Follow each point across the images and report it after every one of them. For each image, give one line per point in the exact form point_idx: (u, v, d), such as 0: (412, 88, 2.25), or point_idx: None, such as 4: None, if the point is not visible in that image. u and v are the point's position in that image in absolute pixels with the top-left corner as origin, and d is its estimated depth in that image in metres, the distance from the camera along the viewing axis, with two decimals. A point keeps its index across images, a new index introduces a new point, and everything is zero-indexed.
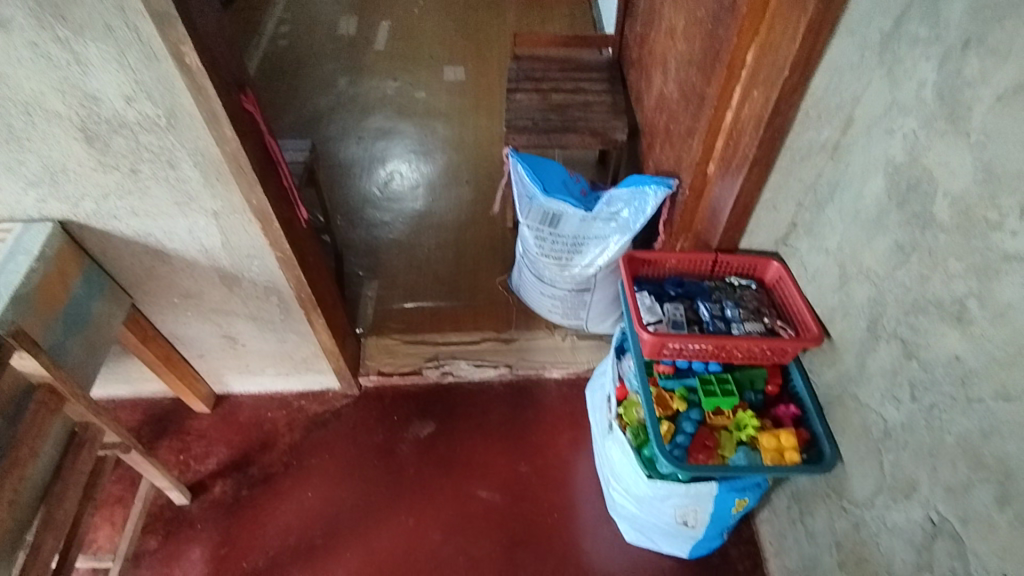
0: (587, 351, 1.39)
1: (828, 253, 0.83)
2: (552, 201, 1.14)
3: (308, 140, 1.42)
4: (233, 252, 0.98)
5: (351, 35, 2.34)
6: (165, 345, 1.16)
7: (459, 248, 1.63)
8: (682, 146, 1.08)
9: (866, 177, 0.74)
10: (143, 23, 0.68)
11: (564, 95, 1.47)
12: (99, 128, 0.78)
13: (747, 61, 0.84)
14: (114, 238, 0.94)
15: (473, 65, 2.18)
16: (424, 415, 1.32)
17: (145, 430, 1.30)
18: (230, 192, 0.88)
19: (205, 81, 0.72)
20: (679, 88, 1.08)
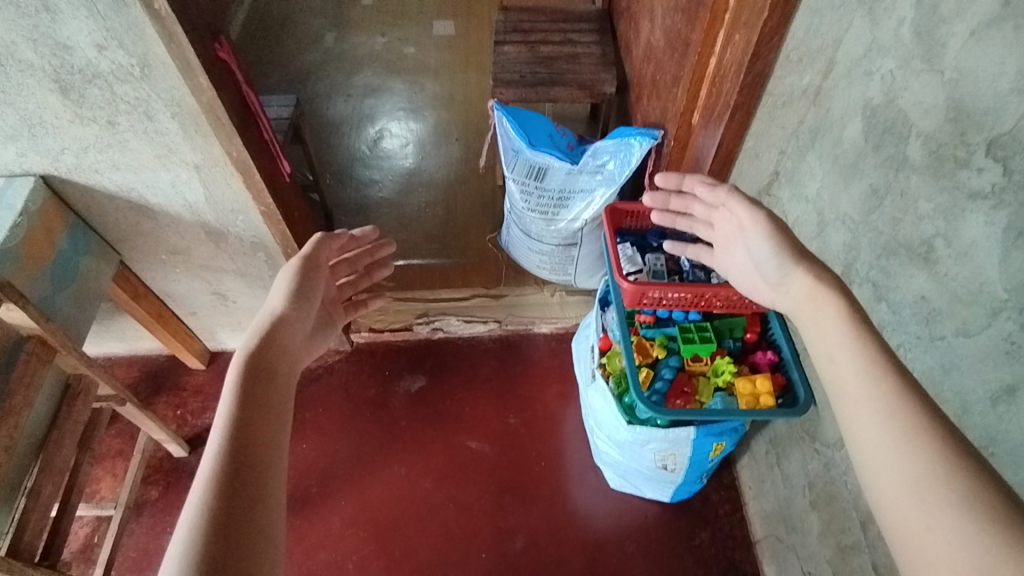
0: (576, 307, 1.40)
1: (808, 201, 0.83)
2: (537, 154, 1.14)
3: (292, 96, 1.40)
4: (217, 207, 0.98)
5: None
6: (156, 302, 1.18)
7: (449, 206, 1.62)
8: (668, 96, 1.07)
9: (846, 121, 0.74)
10: None
11: (553, 47, 1.44)
12: (73, 79, 0.78)
13: (730, 4, 0.82)
14: (98, 193, 0.95)
15: (463, 19, 2.13)
16: (415, 369, 1.35)
17: (142, 386, 1.33)
18: (210, 143, 0.88)
19: (176, 27, 0.71)
20: (665, 36, 1.06)
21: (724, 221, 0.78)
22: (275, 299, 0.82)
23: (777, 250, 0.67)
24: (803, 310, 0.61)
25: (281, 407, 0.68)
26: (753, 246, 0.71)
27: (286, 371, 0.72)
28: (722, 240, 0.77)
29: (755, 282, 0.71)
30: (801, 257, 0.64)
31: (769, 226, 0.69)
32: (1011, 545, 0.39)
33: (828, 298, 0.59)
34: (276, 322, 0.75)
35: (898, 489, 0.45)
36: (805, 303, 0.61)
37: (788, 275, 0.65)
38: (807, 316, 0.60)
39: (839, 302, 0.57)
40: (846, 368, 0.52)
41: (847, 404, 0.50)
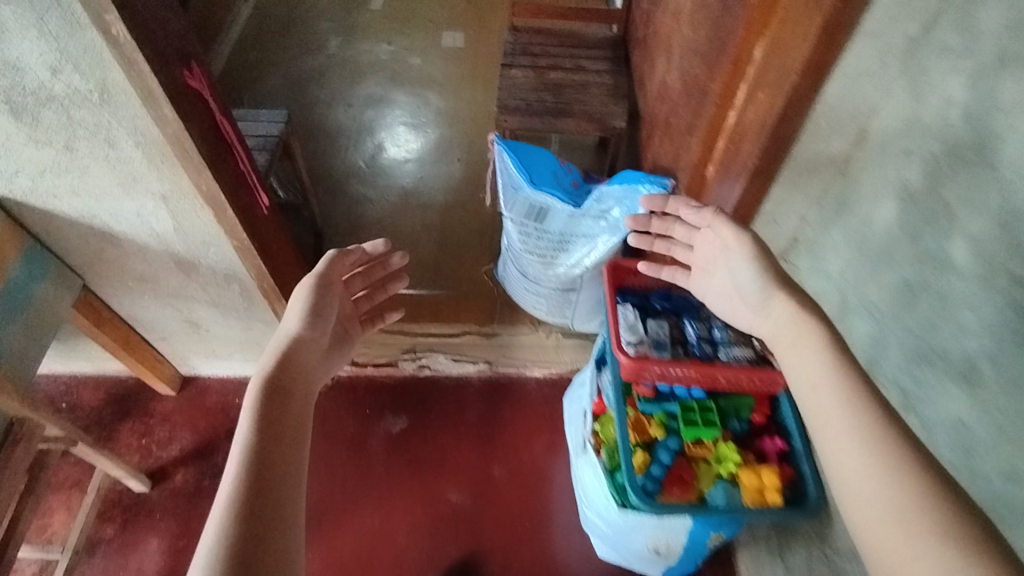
0: (572, 351, 1.33)
1: (829, 278, 0.76)
2: (538, 194, 1.06)
3: (284, 110, 1.30)
4: (187, 239, 0.90)
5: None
6: (123, 327, 1.10)
7: (445, 231, 1.55)
8: (681, 142, 0.99)
9: (877, 201, 0.66)
10: None
11: (563, 73, 1.36)
12: (25, 100, 0.69)
13: (754, 56, 0.74)
14: (58, 219, 0.86)
15: (473, 31, 2.05)
16: (397, 409, 1.27)
17: (107, 410, 1.26)
18: (177, 175, 0.79)
19: (136, 55, 0.63)
20: (682, 78, 0.98)
21: (703, 244, 0.83)
22: (289, 319, 0.84)
23: (759, 274, 0.74)
24: (783, 340, 0.69)
25: (296, 429, 0.71)
26: (732, 268, 0.77)
27: (297, 393, 0.76)
28: (702, 261, 0.83)
29: (734, 303, 0.78)
30: (784, 283, 0.72)
31: (751, 248, 0.75)
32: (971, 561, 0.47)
33: (809, 332, 0.67)
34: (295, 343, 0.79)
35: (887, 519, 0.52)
36: (783, 334, 0.69)
37: (767, 298, 0.72)
38: (788, 346, 0.68)
39: (820, 339, 0.66)
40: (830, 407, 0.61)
41: (833, 439, 0.59)
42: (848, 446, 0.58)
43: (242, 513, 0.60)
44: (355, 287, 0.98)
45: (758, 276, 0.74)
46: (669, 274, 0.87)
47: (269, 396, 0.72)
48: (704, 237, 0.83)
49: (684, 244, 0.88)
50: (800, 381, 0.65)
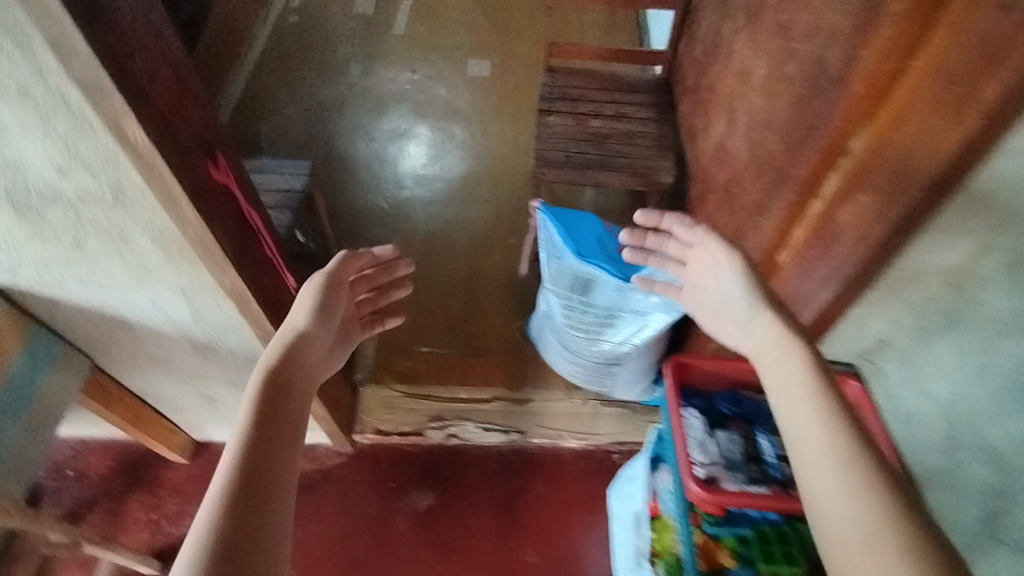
0: (610, 422, 1.24)
1: (933, 401, 0.67)
2: (584, 266, 0.97)
3: (307, 161, 1.21)
4: (206, 326, 0.82)
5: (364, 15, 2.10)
6: (135, 402, 1.02)
7: (473, 281, 1.46)
8: (747, 218, 0.90)
9: (1007, 334, 0.57)
10: (70, 92, 0.48)
11: (604, 121, 1.27)
12: (28, 198, 0.60)
13: (853, 152, 0.65)
14: (64, 306, 0.78)
15: (500, 59, 1.96)
16: (423, 483, 1.19)
17: (115, 479, 1.18)
18: (197, 270, 0.70)
19: (157, 162, 0.54)
20: (749, 149, 0.89)
21: (697, 262, 0.73)
22: (293, 317, 0.75)
23: (750, 292, 0.66)
24: (769, 361, 0.61)
25: (295, 433, 0.61)
26: (725, 288, 0.69)
27: (299, 393, 0.66)
28: (694, 277, 0.73)
29: (723, 323, 0.68)
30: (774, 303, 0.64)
31: (744, 267, 0.67)
32: None
33: (793, 352, 0.60)
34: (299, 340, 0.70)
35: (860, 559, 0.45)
36: (770, 354, 0.61)
37: (755, 318, 0.64)
38: (768, 370, 0.60)
39: (807, 367, 0.58)
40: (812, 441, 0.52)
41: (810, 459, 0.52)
42: (827, 487, 0.50)
43: (224, 536, 0.50)
44: (361, 289, 0.87)
45: (750, 295, 0.65)
46: (660, 290, 0.78)
47: (267, 397, 0.62)
48: (696, 254, 0.73)
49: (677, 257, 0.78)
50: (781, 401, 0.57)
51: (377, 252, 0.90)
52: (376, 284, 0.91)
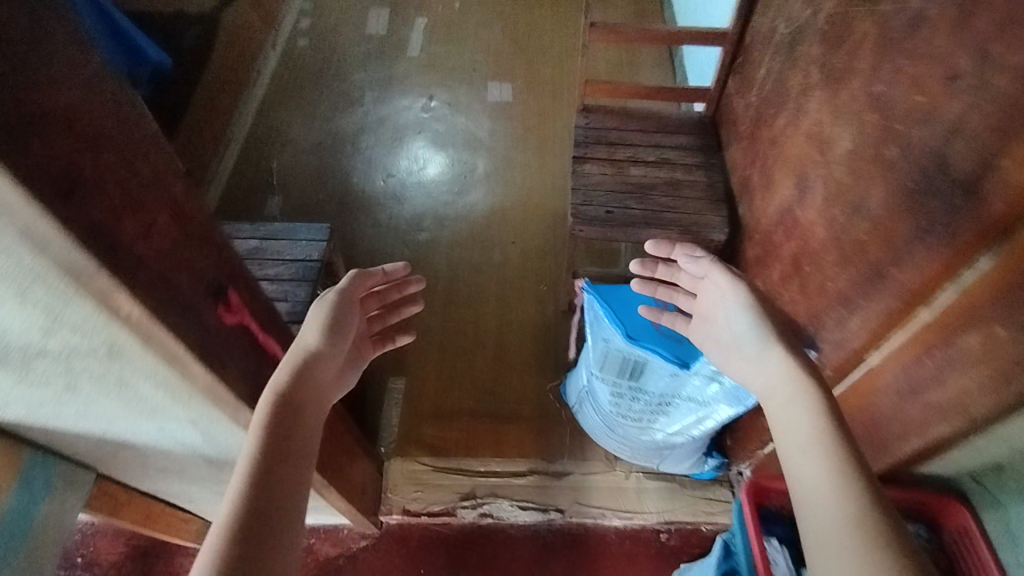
0: (657, 499, 1.14)
1: None
2: (633, 349, 0.87)
3: (324, 223, 1.11)
4: (220, 446, 0.73)
5: (377, 38, 2.01)
6: (145, 501, 0.94)
7: (502, 335, 1.37)
8: (824, 305, 0.80)
9: None
10: (43, 271, 0.39)
11: (645, 169, 1.17)
12: (9, 353, 0.51)
13: (984, 267, 0.54)
14: (61, 433, 0.69)
15: (522, 83, 1.86)
16: (456, 570, 1.10)
17: (127, 568, 1.10)
18: (208, 409, 0.60)
19: (155, 328, 0.45)
20: (828, 227, 0.78)
21: (704, 291, 0.77)
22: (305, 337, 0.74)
23: (758, 324, 0.68)
24: (777, 396, 0.63)
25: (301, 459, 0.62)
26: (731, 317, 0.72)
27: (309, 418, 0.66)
28: (704, 308, 0.77)
29: (731, 353, 0.71)
30: (783, 337, 0.66)
31: (749, 297, 0.71)
32: None
33: (803, 389, 0.61)
34: (306, 365, 0.69)
35: None
36: (780, 388, 0.63)
37: (766, 351, 0.66)
38: (778, 403, 0.62)
39: (815, 400, 0.60)
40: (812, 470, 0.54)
41: (810, 492, 0.54)
42: (833, 523, 0.51)
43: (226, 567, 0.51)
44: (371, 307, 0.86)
45: (759, 327, 0.68)
46: (669, 320, 0.82)
47: (276, 421, 0.63)
48: (705, 284, 0.77)
49: (687, 290, 0.82)
50: (788, 438, 0.58)
51: (389, 269, 0.88)
52: (387, 301, 0.90)
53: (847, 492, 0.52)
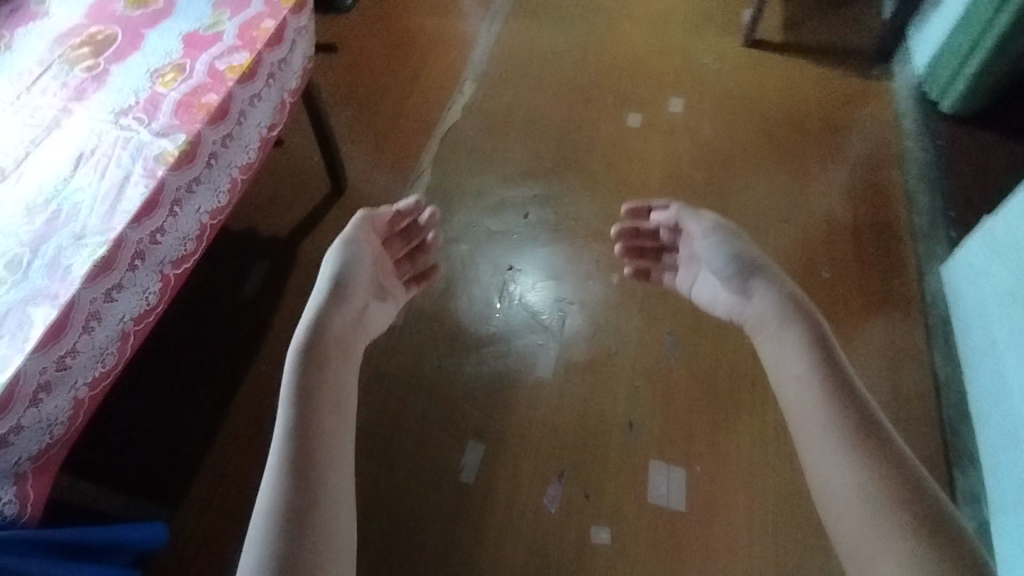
0: None
1: None
2: None
3: None
4: None
5: (513, 346, 1.42)
6: None
7: None
8: None
9: None
10: None
11: None
12: None
13: None
14: None
15: (702, 470, 1.24)
16: None
17: None
18: None
19: None
20: None
21: (683, 243, 1.21)
22: (318, 293, 1.04)
23: (729, 266, 1.08)
24: (768, 325, 1.01)
25: (332, 405, 0.88)
26: (708, 257, 1.11)
27: (330, 356, 0.95)
28: (687, 261, 1.19)
29: (718, 290, 1.11)
30: (753, 274, 1.05)
31: (721, 242, 1.10)
32: (850, 460, 0.79)
33: (790, 334, 0.97)
34: (329, 305, 1.01)
35: (829, 471, 0.80)
36: (768, 318, 1.01)
37: (752, 291, 1.05)
38: (772, 330, 1.00)
39: (796, 330, 0.97)
40: (797, 391, 0.89)
41: (803, 422, 0.86)
42: (811, 420, 0.85)
43: (288, 466, 0.79)
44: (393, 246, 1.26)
45: (738, 271, 1.06)
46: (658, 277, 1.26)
47: (303, 365, 0.91)
48: (691, 243, 1.17)
49: (673, 249, 1.25)
50: (794, 378, 0.91)
51: (402, 207, 1.25)
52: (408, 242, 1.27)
53: (820, 402, 0.85)
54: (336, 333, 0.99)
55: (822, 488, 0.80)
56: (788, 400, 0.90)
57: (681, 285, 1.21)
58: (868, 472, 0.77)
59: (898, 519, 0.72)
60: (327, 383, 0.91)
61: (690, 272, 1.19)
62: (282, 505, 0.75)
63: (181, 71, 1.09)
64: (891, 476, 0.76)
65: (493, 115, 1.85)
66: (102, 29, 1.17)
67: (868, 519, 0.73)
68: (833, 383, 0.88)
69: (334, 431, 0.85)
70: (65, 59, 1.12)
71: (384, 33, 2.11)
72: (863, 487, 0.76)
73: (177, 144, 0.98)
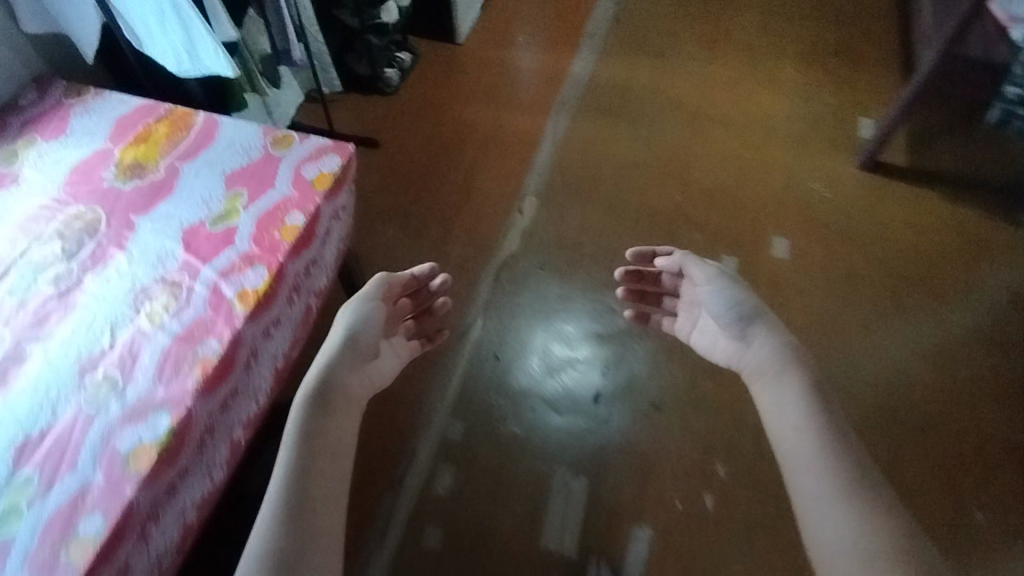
0: None
1: None
2: None
3: None
4: None
5: None
6: None
7: None
8: None
9: None
10: None
11: None
12: None
13: None
14: None
15: None
16: None
17: None
18: None
19: None
20: None
21: (686, 287, 1.04)
22: (332, 336, 0.87)
23: (733, 306, 0.91)
24: (766, 372, 0.85)
25: (335, 456, 0.73)
26: (705, 301, 0.96)
27: (339, 407, 0.79)
28: (689, 305, 1.03)
29: (716, 333, 0.95)
30: (754, 317, 0.89)
31: (721, 277, 0.94)
32: (849, 515, 0.64)
33: (793, 378, 0.81)
34: (344, 345, 0.85)
35: (824, 535, 0.64)
36: (767, 365, 0.85)
37: (749, 331, 0.89)
38: (770, 377, 0.84)
39: (799, 376, 0.81)
40: (793, 441, 0.74)
41: (796, 472, 0.71)
42: (806, 473, 0.70)
43: (282, 512, 0.64)
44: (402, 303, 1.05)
45: (737, 311, 0.90)
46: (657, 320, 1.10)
47: (309, 411, 0.76)
48: (688, 285, 1.03)
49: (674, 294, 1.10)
50: (791, 424, 0.75)
51: (417, 271, 1.03)
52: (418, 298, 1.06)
53: (823, 453, 0.70)
54: (349, 381, 0.83)
55: (816, 540, 0.65)
56: (781, 445, 0.75)
57: (677, 330, 1.06)
58: (865, 520, 0.63)
59: (898, 567, 0.59)
60: (333, 432, 0.76)
61: (688, 317, 1.03)
62: (273, 551, 0.61)
63: (175, 294, 0.81)
64: (893, 539, 0.62)
65: (559, 251, 1.57)
66: (83, 211, 0.90)
67: (866, 572, 0.60)
68: (837, 432, 0.73)
69: (335, 488, 0.70)
70: (29, 259, 0.85)
71: (433, 126, 1.82)
72: (862, 537, 0.62)
73: (156, 435, 0.70)
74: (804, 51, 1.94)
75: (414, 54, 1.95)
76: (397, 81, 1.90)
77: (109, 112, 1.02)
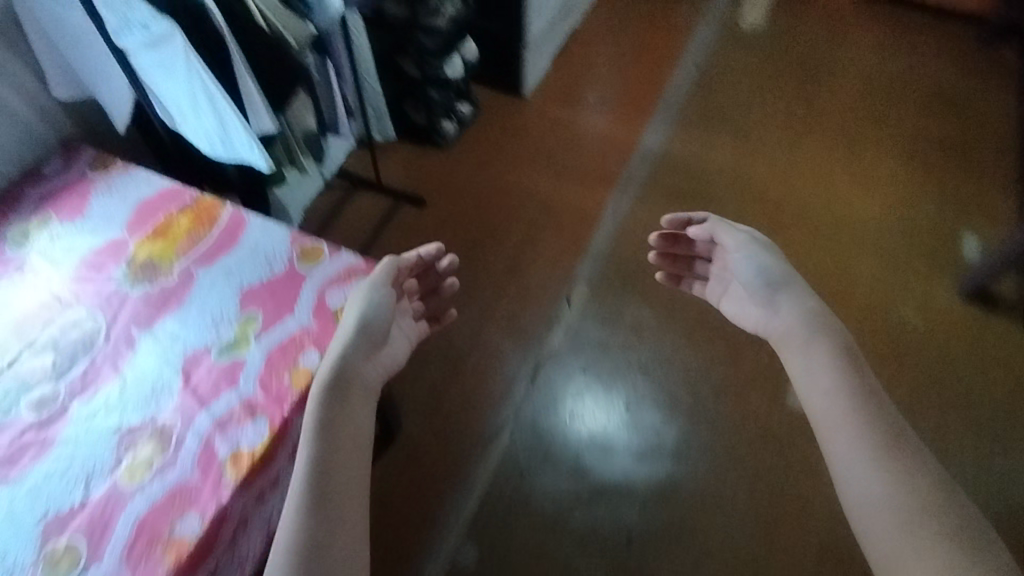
0: None
1: None
2: None
3: None
4: None
5: None
6: None
7: None
8: None
9: None
10: None
11: None
12: None
13: None
14: None
15: None
16: None
17: None
18: None
19: None
20: None
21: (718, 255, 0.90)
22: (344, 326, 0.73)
23: (763, 274, 0.80)
24: (793, 335, 0.73)
25: (357, 438, 0.62)
26: (738, 270, 0.84)
27: (360, 397, 0.66)
28: (720, 269, 0.89)
29: (744, 298, 0.83)
30: (784, 283, 0.79)
31: (758, 249, 0.83)
32: (893, 480, 0.56)
33: (822, 336, 0.71)
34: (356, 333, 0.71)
35: (866, 501, 0.56)
36: (795, 330, 0.73)
37: (778, 296, 0.78)
38: (798, 341, 0.72)
39: (830, 340, 0.70)
40: (823, 401, 0.65)
41: (826, 432, 0.63)
42: (842, 434, 0.61)
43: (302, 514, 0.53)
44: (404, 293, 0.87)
45: (768, 278, 0.80)
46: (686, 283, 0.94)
47: (326, 399, 0.63)
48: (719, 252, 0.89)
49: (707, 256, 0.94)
50: (817, 382, 0.66)
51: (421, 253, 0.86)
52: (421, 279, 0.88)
53: (858, 416, 0.62)
54: (366, 368, 0.68)
55: (853, 503, 0.57)
56: (811, 409, 0.66)
57: (707, 294, 0.91)
58: (904, 476, 0.56)
59: (941, 523, 0.53)
60: (353, 420, 0.63)
61: (721, 281, 0.89)
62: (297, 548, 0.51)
63: (162, 445, 0.71)
64: (940, 502, 0.54)
65: (606, 353, 1.42)
66: (84, 317, 0.81)
67: (906, 537, 0.53)
68: (869, 391, 0.64)
69: (358, 473, 0.59)
70: (16, 372, 0.76)
71: (486, 189, 1.70)
72: (900, 493, 0.55)
73: None
74: (904, 149, 1.74)
75: (476, 106, 1.84)
76: (453, 134, 1.79)
77: (133, 193, 0.93)
